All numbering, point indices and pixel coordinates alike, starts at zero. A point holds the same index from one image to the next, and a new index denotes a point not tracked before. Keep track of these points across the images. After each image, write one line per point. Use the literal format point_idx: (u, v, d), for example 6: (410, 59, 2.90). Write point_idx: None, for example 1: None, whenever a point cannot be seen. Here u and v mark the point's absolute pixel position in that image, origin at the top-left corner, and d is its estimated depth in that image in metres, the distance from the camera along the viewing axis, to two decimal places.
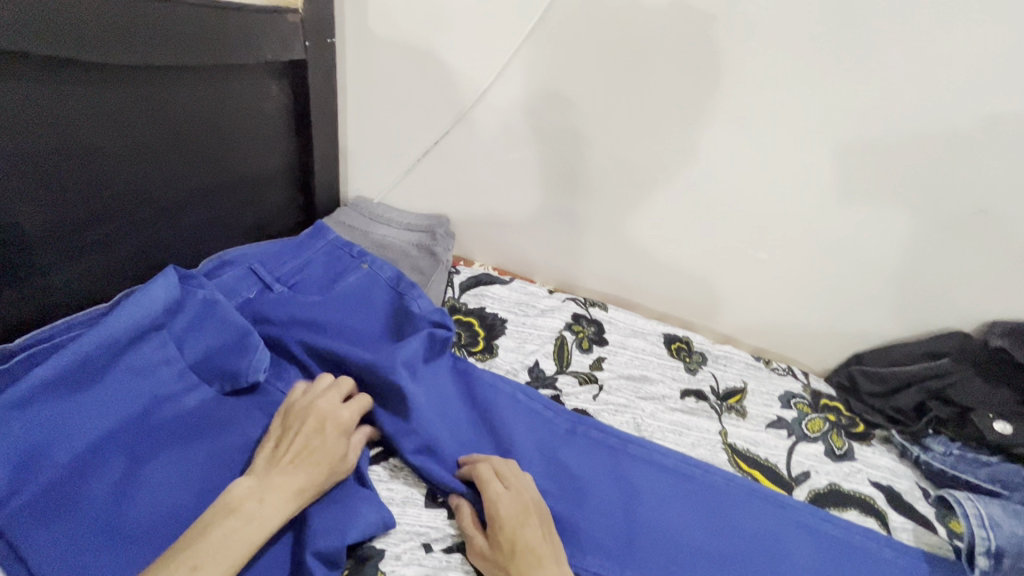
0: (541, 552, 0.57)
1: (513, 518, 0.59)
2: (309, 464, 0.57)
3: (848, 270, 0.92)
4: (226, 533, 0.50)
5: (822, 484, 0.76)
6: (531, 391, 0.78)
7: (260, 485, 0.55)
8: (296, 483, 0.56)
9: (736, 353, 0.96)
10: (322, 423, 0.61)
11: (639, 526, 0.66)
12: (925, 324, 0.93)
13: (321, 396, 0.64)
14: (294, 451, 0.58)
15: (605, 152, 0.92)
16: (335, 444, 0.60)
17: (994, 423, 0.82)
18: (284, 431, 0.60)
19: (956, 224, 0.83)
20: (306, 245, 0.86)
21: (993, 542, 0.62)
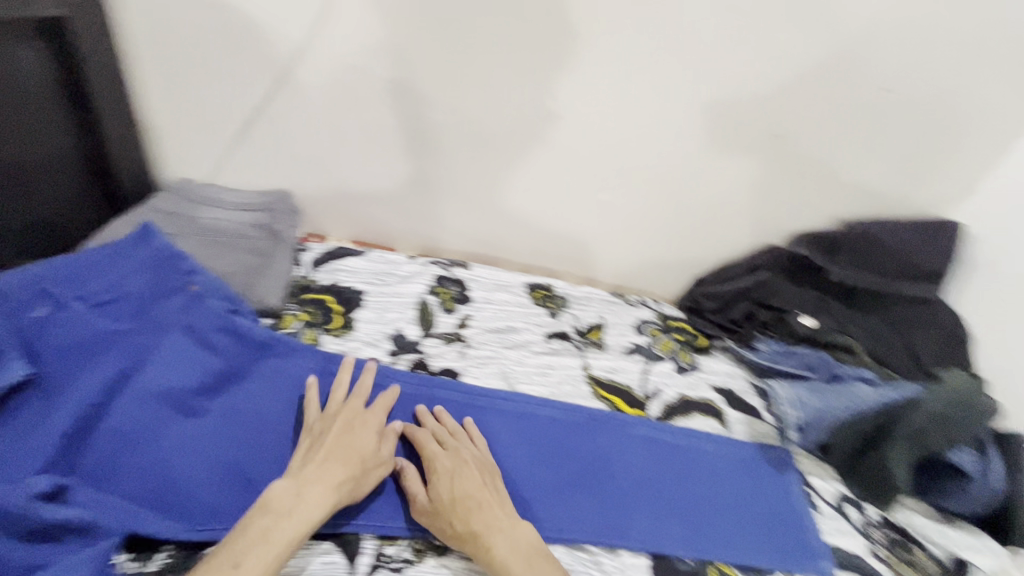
0: (484, 502, 0.61)
1: (450, 472, 0.63)
2: (344, 460, 0.60)
3: (682, 201, 0.99)
4: (265, 529, 0.52)
5: (672, 396, 0.84)
6: (395, 371, 0.75)
7: (298, 481, 0.57)
8: (336, 475, 0.58)
9: (595, 293, 1.01)
10: (349, 424, 0.64)
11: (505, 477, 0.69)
12: (751, 243, 1.03)
13: (338, 403, 0.66)
14: (333, 450, 0.60)
15: (444, 107, 0.89)
16: (366, 438, 0.63)
17: (803, 318, 0.96)
18: (313, 436, 0.62)
19: (759, 149, 0.92)
20: (118, 257, 0.71)
21: (801, 420, 0.77)
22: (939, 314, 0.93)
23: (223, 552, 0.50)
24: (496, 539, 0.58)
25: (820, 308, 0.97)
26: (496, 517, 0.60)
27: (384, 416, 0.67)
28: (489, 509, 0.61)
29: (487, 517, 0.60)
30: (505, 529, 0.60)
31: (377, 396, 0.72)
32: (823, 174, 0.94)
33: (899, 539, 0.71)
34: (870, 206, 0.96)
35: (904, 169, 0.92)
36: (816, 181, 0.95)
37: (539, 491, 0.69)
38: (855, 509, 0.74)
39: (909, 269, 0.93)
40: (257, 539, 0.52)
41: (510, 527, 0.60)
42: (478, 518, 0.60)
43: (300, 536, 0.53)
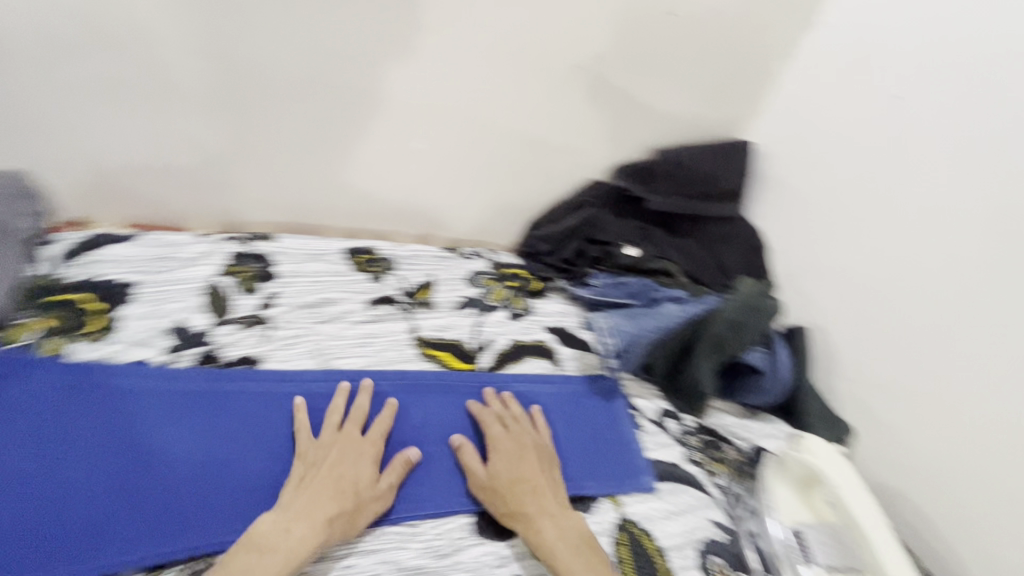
0: (530, 487, 0.64)
1: (511, 450, 0.67)
2: (336, 493, 0.60)
3: (500, 142, 0.95)
4: (251, 566, 0.53)
5: (505, 344, 0.83)
6: (177, 371, 0.67)
7: (284, 516, 0.57)
8: (326, 509, 0.58)
9: (424, 250, 0.95)
10: (347, 457, 0.63)
11: None
12: (574, 180, 1.04)
13: (338, 432, 0.65)
14: (324, 483, 0.60)
15: (197, 53, 0.73)
16: (360, 468, 0.62)
17: (628, 249, 0.99)
18: (310, 465, 0.62)
19: (564, 81, 0.90)
20: None
21: (617, 344, 0.79)
22: (740, 229, 1.02)
23: None
24: (547, 524, 0.61)
25: (644, 237, 1.01)
26: (545, 505, 0.63)
27: (382, 442, 0.66)
28: (525, 496, 0.63)
29: (528, 503, 0.63)
30: (551, 522, 0.62)
31: (155, 410, 0.64)
32: (627, 104, 0.96)
33: (710, 440, 0.77)
34: (672, 131, 1.01)
35: (696, 93, 0.97)
36: (622, 110, 0.97)
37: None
38: (673, 421, 0.78)
39: (710, 190, 1.00)
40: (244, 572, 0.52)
41: (562, 511, 0.63)
42: (529, 502, 0.63)
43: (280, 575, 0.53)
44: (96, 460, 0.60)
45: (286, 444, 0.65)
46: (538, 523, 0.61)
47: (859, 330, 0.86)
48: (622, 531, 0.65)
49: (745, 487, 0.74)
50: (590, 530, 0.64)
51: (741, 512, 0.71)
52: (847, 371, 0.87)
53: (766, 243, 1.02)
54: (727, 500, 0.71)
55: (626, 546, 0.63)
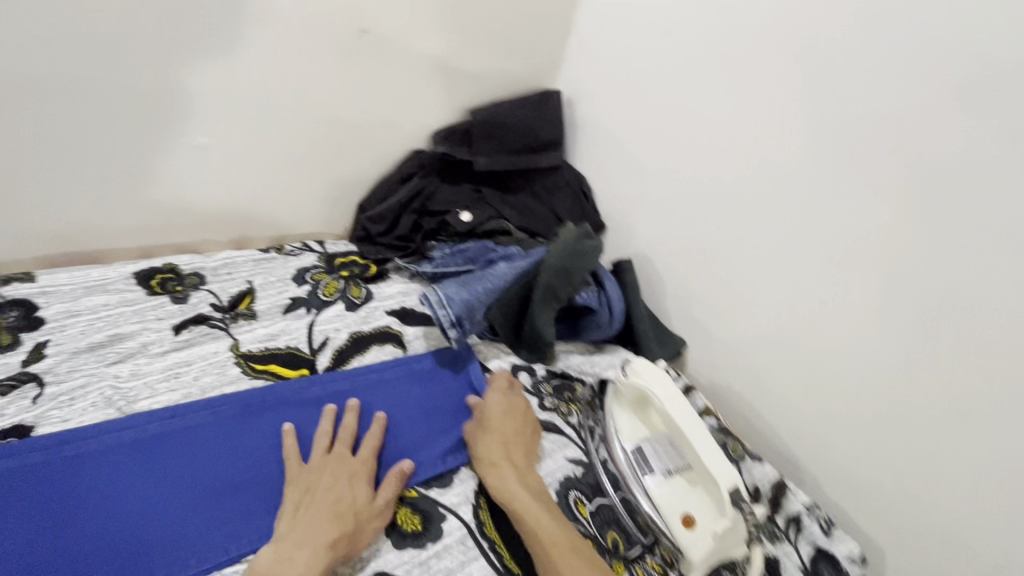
0: (500, 442, 0.65)
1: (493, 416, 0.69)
2: (335, 513, 0.55)
3: (298, 123, 0.87)
4: None
5: (343, 339, 0.78)
6: None
7: (284, 546, 0.53)
8: (327, 531, 0.53)
9: (239, 255, 0.86)
10: (341, 476, 0.59)
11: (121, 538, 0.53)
12: (394, 152, 0.99)
13: (331, 453, 0.62)
14: (319, 504, 0.56)
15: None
16: (355, 487, 0.59)
17: (462, 215, 0.97)
18: (303, 491, 0.58)
19: (350, 49, 0.84)
20: None
21: (453, 314, 0.74)
22: (565, 176, 1.05)
23: None
24: (512, 475, 0.62)
25: (476, 201, 1.01)
26: (523, 462, 0.64)
27: (373, 457, 0.63)
28: (497, 453, 0.64)
29: (500, 462, 0.63)
30: (513, 473, 0.62)
31: None
32: (427, 65, 0.93)
33: (562, 383, 0.80)
34: (482, 89, 1.01)
35: (493, 45, 0.96)
36: (424, 72, 0.93)
37: (171, 526, 0.55)
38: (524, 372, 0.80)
39: (532, 141, 1.01)
40: None
41: (528, 466, 0.64)
42: (505, 459, 0.64)
43: None
44: None
45: (69, 518, 0.53)
46: (507, 476, 0.62)
47: (675, 250, 0.92)
48: (481, 495, 0.64)
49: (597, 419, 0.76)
50: (448, 504, 0.62)
51: (593, 445, 0.72)
52: (672, 290, 0.93)
53: (591, 186, 1.06)
54: (581, 436, 0.73)
55: (485, 510, 0.62)
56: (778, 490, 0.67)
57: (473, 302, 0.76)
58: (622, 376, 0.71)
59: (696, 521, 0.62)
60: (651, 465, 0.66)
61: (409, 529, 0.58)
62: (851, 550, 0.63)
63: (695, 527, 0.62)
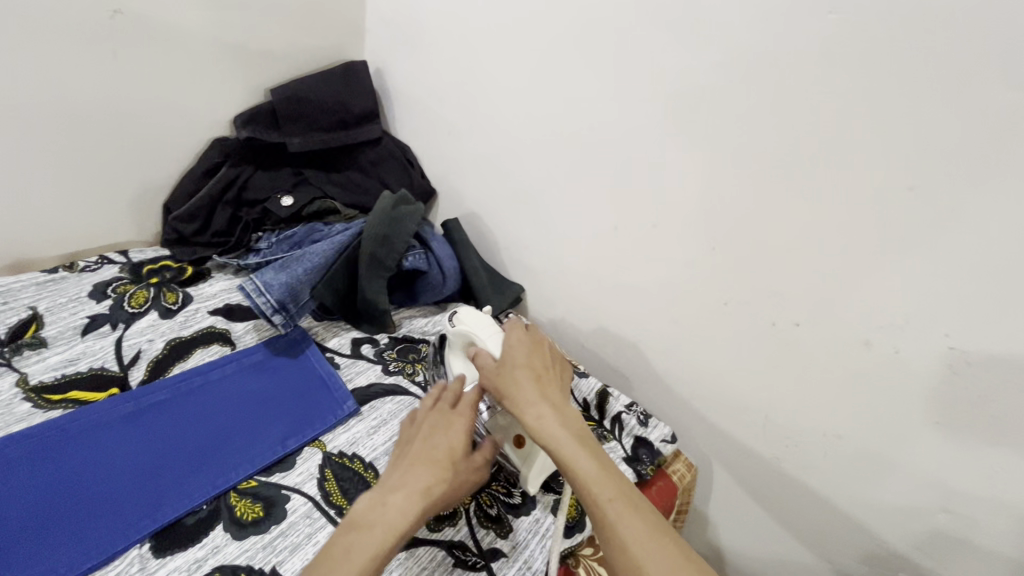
0: (529, 376, 0.57)
1: (514, 357, 0.59)
2: (435, 464, 0.53)
3: (57, 123, 0.77)
4: (347, 540, 0.46)
5: (159, 349, 0.73)
6: None
7: (380, 491, 0.50)
8: (424, 479, 0.51)
9: (15, 281, 0.76)
10: (443, 428, 0.56)
11: None
12: (191, 144, 0.92)
13: (432, 402, 0.59)
14: (417, 453, 0.53)
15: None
16: (453, 439, 0.55)
17: (283, 200, 0.94)
18: (405, 440, 0.56)
19: (105, 34, 0.76)
20: None
21: (274, 300, 0.75)
22: (387, 147, 1.05)
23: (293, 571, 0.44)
24: (545, 411, 0.53)
25: (296, 185, 0.97)
26: (555, 399, 0.55)
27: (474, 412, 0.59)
28: (530, 391, 0.55)
29: (534, 404, 0.54)
30: (554, 416, 0.53)
31: None
32: (208, 45, 0.86)
33: (405, 347, 0.83)
34: (280, 67, 0.96)
35: (280, 19, 0.92)
36: (205, 54, 0.86)
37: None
38: (369, 345, 0.82)
39: (345, 116, 0.99)
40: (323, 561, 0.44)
41: (564, 402, 0.55)
42: (533, 396, 0.55)
43: (383, 552, 0.46)
44: None
45: None
46: (547, 416, 0.53)
47: (500, 204, 0.97)
48: (326, 467, 0.65)
49: None
50: (292, 484, 0.62)
51: None
52: (504, 243, 0.99)
53: (415, 153, 1.07)
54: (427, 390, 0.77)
55: (331, 480, 0.63)
56: (601, 397, 0.77)
57: (296, 286, 0.76)
58: (451, 326, 0.70)
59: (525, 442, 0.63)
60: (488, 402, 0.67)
61: (250, 519, 0.58)
62: (664, 433, 0.75)
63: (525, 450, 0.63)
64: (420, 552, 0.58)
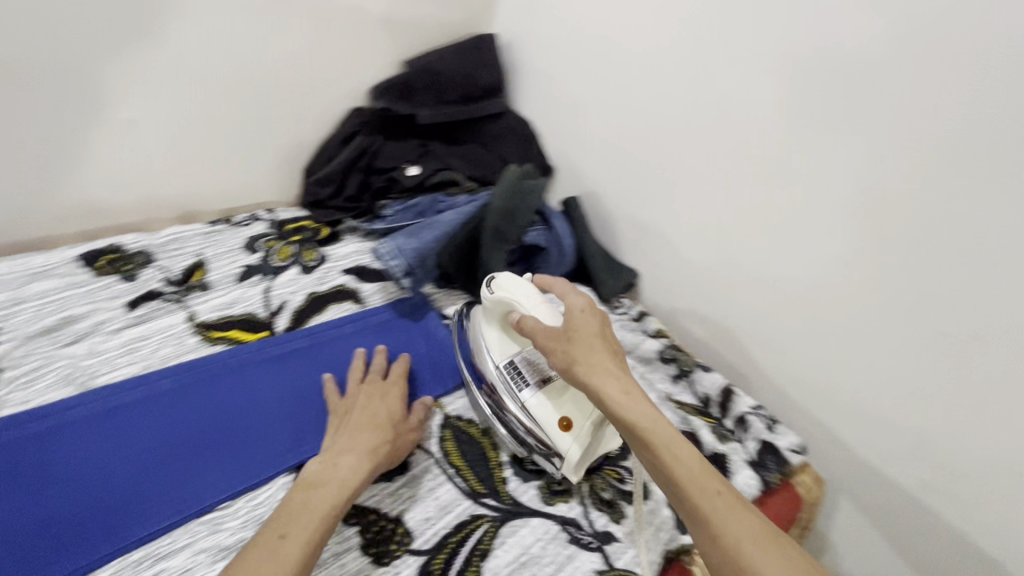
0: (604, 351, 0.56)
1: (587, 339, 0.56)
2: (373, 427, 0.59)
3: (225, 88, 0.85)
4: (307, 496, 0.50)
5: (300, 300, 0.80)
6: None
7: (330, 454, 0.55)
8: (367, 442, 0.57)
9: (186, 229, 0.85)
10: (377, 399, 0.63)
11: (102, 493, 0.56)
12: (331, 113, 0.99)
13: (363, 380, 0.65)
14: (356, 420, 0.59)
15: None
16: (389, 407, 0.62)
17: (409, 170, 0.98)
18: (346, 413, 0.61)
19: (269, 6, 0.82)
20: None
21: (404, 263, 0.79)
22: (509, 123, 1.05)
23: (271, 525, 0.48)
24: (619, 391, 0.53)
25: (421, 156, 1.00)
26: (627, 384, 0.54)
27: (403, 381, 0.67)
28: (608, 366, 0.55)
29: (609, 383, 0.53)
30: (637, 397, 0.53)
31: None
32: (355, 18, 0.91)
33: None
34: (413, 41, 0.99)
35: None
36: (351, 27, 0.91)
37: (150, 483, 0.57)
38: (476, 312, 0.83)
39: (471, 90, 1.01)
40: (299, 510, 0.49)
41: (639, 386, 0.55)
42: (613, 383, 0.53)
43: (341, 503, 0.51)
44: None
45: (49, 482, 0.56)
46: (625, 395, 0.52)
47: (619, 181, 0.93)
48: (448, 429, 0.67)
49: None
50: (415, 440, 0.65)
51: None
52: (620, 224, 0.95)
53: (535, 129, 1.06)
54: None
55: (451, 441, 0.66)
56: (725, 395, 0.73)
57: (426, 254, 0.79)
58: (490, 294, 0.65)
59: (574, 425, 0.60)
60: (526, 379, 0.63)
61: None
62: (793, 441, 0.70)
63: (576, 431, 0.60)
64: (535, 523, 0.58)
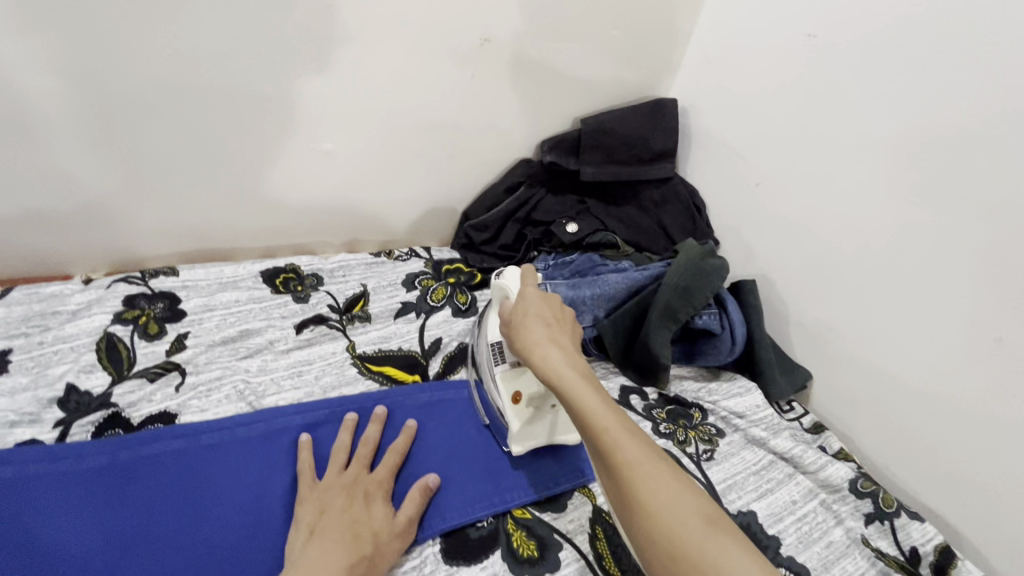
0: (539, 323, 0.56)
1: (521, 314, 0.57)
2: (351, 536, 0.51)
3: (415, 131, 0.88)
4: None
5: (453, 346, 0.79)
6: (93, 443, 0.56)
7: (300, 570, 0.48)
8: (341, 556, 0.49)
9: (353, 258, 0.87)
10: (357, 498, 0.55)
11: (274, 521, 0.56)
12: (501, 162, 0.99)
13: (337, 469, 0.58)
14: (328, 526, 0.52)
15: (10, 66, 0.60)
16: (370, 511, 0.54)
17: (568, 226, 0.95)
18: (317, 512, 0.53)
19: (472, 59, 0.83)
20: None
21: None
22: (677, 190, 0.99)
23: None
24: (554, 355, 0.52)
25: (580, 212, 0.97)
26: (555, 351, 0.52)
27: (393, 469, 0.60)
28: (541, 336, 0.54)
29: (542, 346, 0.53)
30: (562, 358, 0.51)
31: (71, 502, 0.53)
32: (546, 76, 0.91)
33: (675, 409, 0.75)
34: (593, 99, 0.97)
35: (610, 55, 0.93)
36: (540, 82, 0.91)
37: None
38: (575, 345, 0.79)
39: (644, 152, 0.97)
40: None
41: (571, 346, 0.54)
42: (542, 348, 0.53)
43: None
44: (176, 534, 0.53)
45: (225, 501, 0.56)
46: (548, 356, 0.52)
47: (803, 272, 0.84)
48: (597, 524, 0.60)
49: (721, 453, 0.70)
50: (564, 531, 0.59)
51: (731, 495, 0.66)
52: (794, 315, 0.86)
53: (703, 199, 1.00)
54: (700, 467, 0.68)
55: (604, 541, 0.59)
56: (943, 556, 0.60)
57: (578, 302, 0.77)
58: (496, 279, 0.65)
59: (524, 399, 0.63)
60: (504, 356, 0.65)
61: (525, 554, 0.57)
62: None
63: (522, 404, 0.63)
64: None
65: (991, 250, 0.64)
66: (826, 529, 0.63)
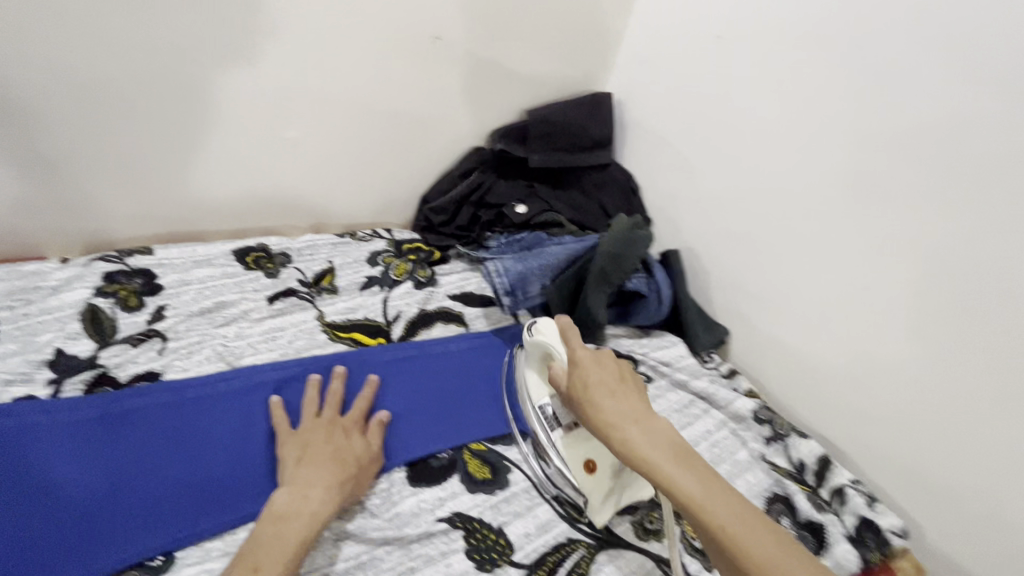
0: (610, 396, 0.58)
1: (588, 385, 0.60)
2: (338, 461, 0.60)
3: (374, 121, 0.96)
4: (279, 530, 0.53)
5: (413, 313, 0.87)
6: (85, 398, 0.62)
7: (297, 487, 0.57)
8: (329, 476, 0.58)
9: (318, 239, 0.93)
10: (336, 432, 0.63)
11: (256, 460, 0.63)
12: (456, 150, 1.08)
13: (314, 413, 0.65)
14: (315, 453, 0.60)
15: None
16: (348, 440, 0.63)
17: (517, 207, 1.04)
18: (303, 445, 0.61)
19: (425, 55, 0.92)
20: None
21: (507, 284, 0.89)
22: (614, 174, 1.11)
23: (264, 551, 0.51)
24: (634, 431, 0.55)
25: (529, 195, 1.06)
26: (635, 427, 0.55)
27: (363, 412, 0.68)
28: (619, 414, 0.56)
29: (620, 424, 0.55)
30: (644, 434, 0.54)
31: (69, 447, 0.59)
32: (494, 71, 1.01)
33: None
34: (537, 92, 1.08)
35: (551, 53, 1.04)
36: (488, 77, 1.01)
37: None
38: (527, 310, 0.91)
39: (584, 140, 1.08)
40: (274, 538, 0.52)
41: (645, 413, 0.57)
42: (622, 428, 0.55)
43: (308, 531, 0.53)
44: (170, 471, 0.60)
45: (212, 444, 0.63)
46: (630, 435, 0.55)
47: (720, 242, 0.97)
48: None
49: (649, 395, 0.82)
50: (513, 458, 0.70)
51: None
52: (714, 280, 0.99)
53: (638, 182, 1.12)
54: None
55: None
56: (822, 464, 0.73)
57: (526, 273, 0.89)
58: (530, 335, 0.70)
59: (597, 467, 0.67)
60: (558, 421, 0.69)
61: (480, 477, 0.67)
62: (894, 523, 0.68)
63: (598, 473, 0.66)
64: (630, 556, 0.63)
65: (857, 214, 0.78)
66: (733, 450, 0.76)
